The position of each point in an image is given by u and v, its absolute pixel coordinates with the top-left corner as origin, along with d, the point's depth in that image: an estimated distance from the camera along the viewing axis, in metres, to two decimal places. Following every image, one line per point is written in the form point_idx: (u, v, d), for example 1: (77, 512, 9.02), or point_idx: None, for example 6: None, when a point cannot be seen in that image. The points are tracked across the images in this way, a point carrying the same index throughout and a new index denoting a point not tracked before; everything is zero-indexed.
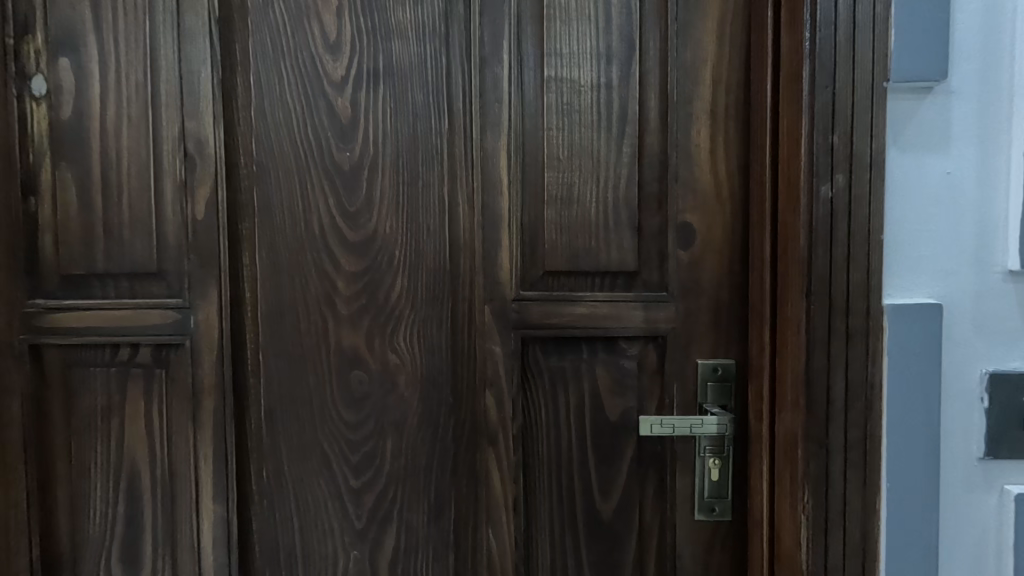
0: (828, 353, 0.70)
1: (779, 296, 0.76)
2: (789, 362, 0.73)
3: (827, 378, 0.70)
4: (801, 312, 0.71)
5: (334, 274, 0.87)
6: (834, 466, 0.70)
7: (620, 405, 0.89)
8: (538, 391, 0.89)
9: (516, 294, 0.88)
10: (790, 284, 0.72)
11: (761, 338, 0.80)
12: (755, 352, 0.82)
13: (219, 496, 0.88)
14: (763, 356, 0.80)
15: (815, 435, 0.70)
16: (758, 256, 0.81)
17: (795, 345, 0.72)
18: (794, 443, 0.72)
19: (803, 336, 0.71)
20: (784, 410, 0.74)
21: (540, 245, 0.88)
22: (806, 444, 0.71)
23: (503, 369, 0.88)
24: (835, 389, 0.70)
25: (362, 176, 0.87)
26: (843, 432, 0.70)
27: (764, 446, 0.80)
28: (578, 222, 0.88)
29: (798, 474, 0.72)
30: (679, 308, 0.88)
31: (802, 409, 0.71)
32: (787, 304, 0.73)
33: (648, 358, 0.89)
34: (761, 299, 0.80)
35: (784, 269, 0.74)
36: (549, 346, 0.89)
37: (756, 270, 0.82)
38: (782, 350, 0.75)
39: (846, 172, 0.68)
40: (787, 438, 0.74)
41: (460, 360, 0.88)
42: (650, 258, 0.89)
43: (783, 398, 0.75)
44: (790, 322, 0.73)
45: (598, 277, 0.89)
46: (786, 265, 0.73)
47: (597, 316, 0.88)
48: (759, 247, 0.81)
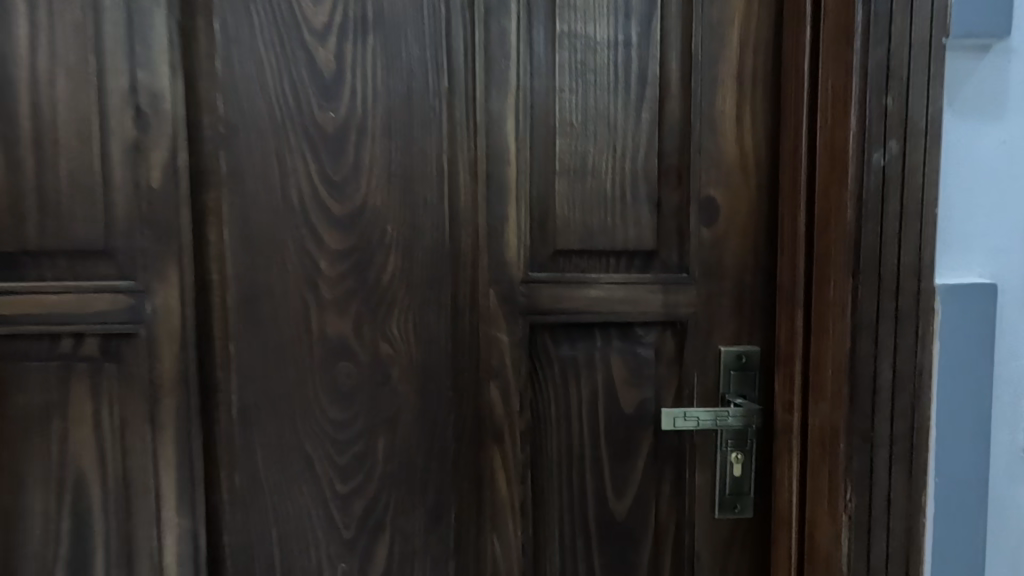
0: (875, 338, 0.64)
1: (816, 277, 0.69)
2: (829, 348, 0.67)
3: (873, 365, 0.64)
4: (847, 293, 0.64)
5: (315, 252, 0.76)
6: (879, 460, 0.65)
7: (635, 397, 0.82)
8: (547, 383, 0.81)
9: (524, 276, 0.79)
10: (833, 262, 0.66)
11: (791, 323, 0.74)
12: (783, 338, 0.76)
13: (184, 506, 0.76)
14: (794, 342, 0.73)
15: (859, 427, 0.65)
16: (789, 233, 0.74)
17: (838, 328, 0.66)
18: (834, 437, 0.66)
19: (848, 320, 0.64)
20: (822, 400, 0.68)
21: (551, 221, 0.79)
22: (849, 437, 0.65)
23: (509, 360, 0.79)
24: (882, 377, 0.64)
25: (349, 140, 0.76)
26: (889, 423, 0.65)
27: (794, 439, 0.74)
28: (592, 196, 0.79)
29: (839, 470, 0.66)
30: (700, 291, 0.81)
31: (845, 399, 0.65)
32: (827, 285, 0.67)
33: (666, 345, 0.82)
34: (793, 281, 0.73)
35: (824, 246, 0.67)
36: (559, 333, 0.81)
37: (785, 248, 0.75)
38: (819, 335, 0.69)
39: (900, 138, 0.62)
40: (824, 431, 0.68)
41: (461, 350, 0.79)
42: (670, 236, 0.81)
43: (820, 387, 0.69)
44: (831, 304, 0.66)
45: (614, 257, 0.80)
46: (827, 241, 0.67)
47: (613, 300, 0.80)
48: (791, 224, 0.74)
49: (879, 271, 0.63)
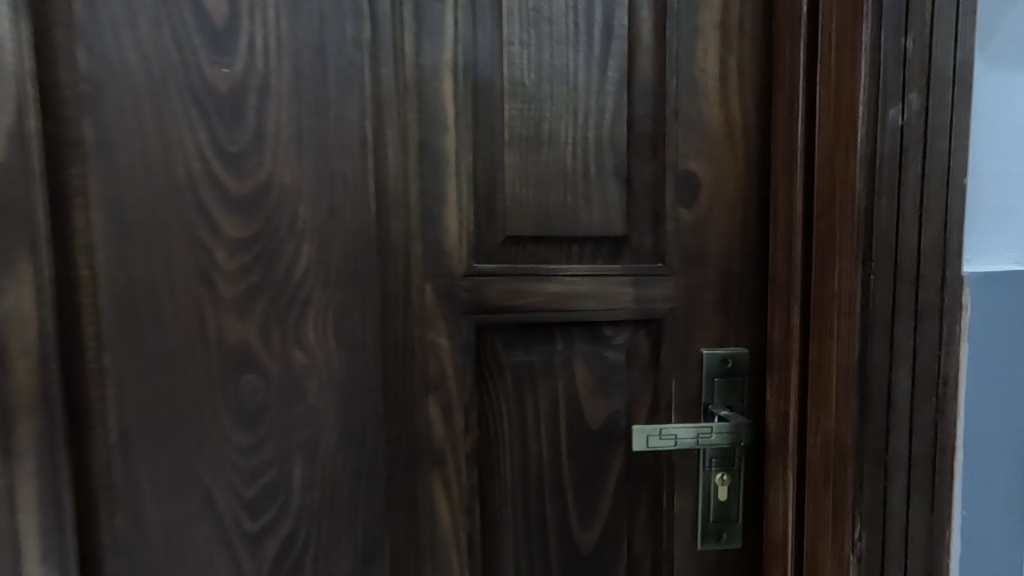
0: (890, 340, 0.52)
1: (816, 265, 0.57)
2: (833, 353, 0.54)
3: (888, 374, 0.52)
4: (856, 285, 0.52)
5: (209, 241, 0.62)
6: (895, 488, 0.53)
7: (603, 409, 0.70)
8: (498, 395, 0.68)
9: (467, 268, 0.65)
10: (838, 246, 0.53)
11: (786, 321, 0.62)
12: (776, 338, 0.64)
13: (49, 558, 0.61)
14: (790, 343, 0.61)
15: (871, 450, 0.53)
16: (783, 213, 0.61)
17: (844, 328, 0.53)
18: (839, 461, 0.54)
19: (858, 318, 0.52)
20: (823, 416, 0.56)
21: (499, 202, 0.66)
22: (859, 462, 0.53)
23: (450, 369, 0.66)
24: (899, 388, 0.52)
25: (247, 102, 0.61)
26: (906, 444, 0.53)
27: (790, 459, 0.61)
28: (549, 171, 0.66)
29: (845, 502, 0.54)
30: (679, 284, 0.68)
31: (854, 415, 0.52)
32: (830, 275, 0.54)
33: (639, 348, 0.70)
34: (788, 270, 0.61)
35: (826, 227, 0.55)
36: (512, 336, 0.68)
37: (778, 230, 0.62)
38: (819, 336, 0.56)
39: (921, 89, 0.50)
40: (826, 452, 0.56)
41: (393, 357, 0.66)
42: (642, 219, 0.68)
43: (821, 400, 0.56)
44: (835, 298, 0.54)
45: (575, 245, 0.67)
46: (830, 221, 0.54)
47: (575, 296, 0.67)
48: (785, 201, 0.61)
49: (895, 256, 0.51)
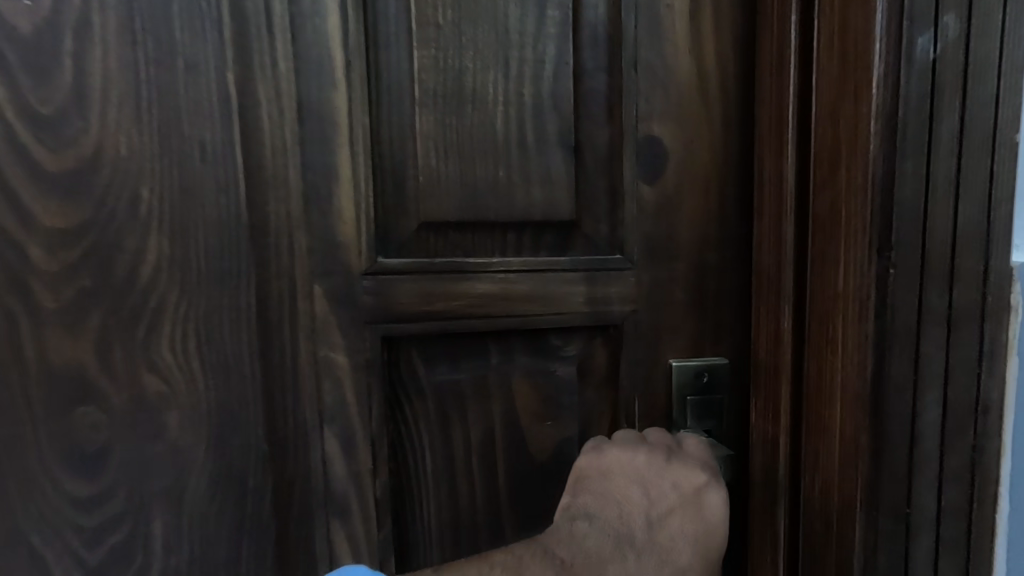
0: (915, 356, 0.40)
1: (812, 255, 0.44)
2: (837, 371, 0.42)
3: (911, 399, 0.40)
4: (868, 283, 0.39)
5: (18, 233, 0.46)
6: (920, 545, 0.42)
7: (550, 437, 0.56)
8: (417, 423, 0.54)
9: (369, 263, 0.51)
10: (844, 231, 0.40)
11: (773, 327, 0.48)
12: (760, 349, 0.50)
13: None
14: (778, 356, 0.47)
15: (887, 498, 0.41)
16: (768, 188, 0.47)
17: (853, 340, 0.40)
18: (845, 512, 0.42)
19: (870, 326, 0.39)
20: (824, 451, 0.43)
21: (410, 179, 0.51)
22: (872, 513, 0.41)
23: (352, 393, 0.52)
24: (925, 417, 0.40)
25: (61, 45, 0.45)
26: (934, 489, 0.41)
27: (779, 504, 0.48)
28: (474, 139, 0.52)
29: (854, 567, 0.42)
30: (642, 281, 0.54)
31: (865, 454, 0.40)
32: (833, 269, 0.41)
33: (593, 360, 0.56)
34: (775, 262, 0.47)
35: (827, 205, 0.42)
36: (431, 350, 0.54)
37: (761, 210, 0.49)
38: (817, 348, 0.44)
39: (960, 12, 0.37)
40: (828, 499, 0.43)
41: (278, 379, 0.51)
42: (595, 199, 0.54)
43: (820, 430, 0.44)
44: (840, 300, 0.41)
45: (511, 233, 0.53)
46: (833, 197, 0.41)
47: (510, 298, 0.53)
48: (771, 171, 0.47)
49: (922, 246, 0.39)
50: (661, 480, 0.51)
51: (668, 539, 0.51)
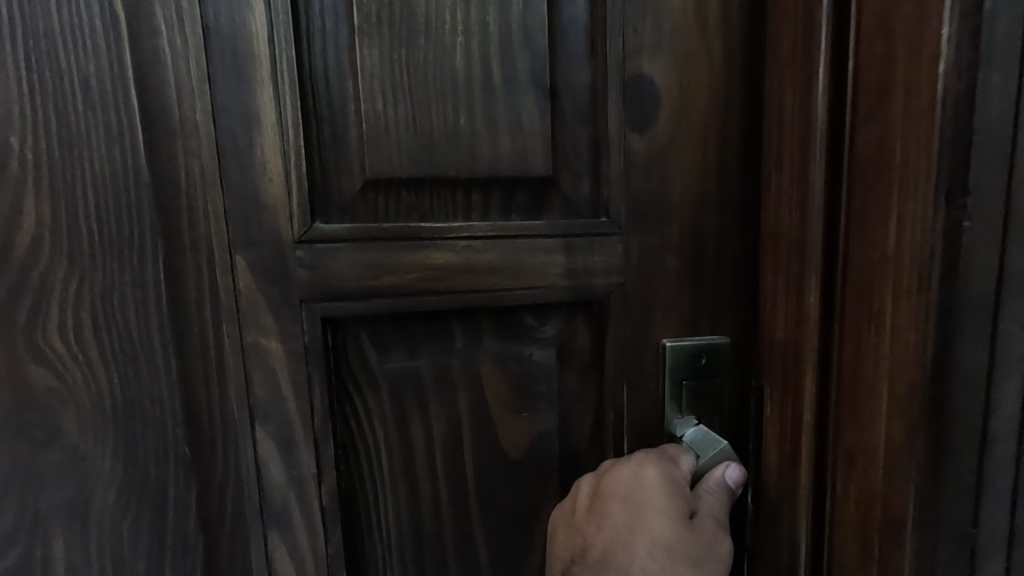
0: (989, 323, 0.35)
1: (851, 215, 0.39)
2: (885, 351, 0.37)
3: (985, 392, 0.36)
4: (933, 244, 0.34)
5: None
6: (988, 534, 0.37)
7: (524, 430, 0.49)
8: (368, 417, 0.46)
9: (304, 230, 0.42)
10: (898, 177, 0.35)
11: (796, 302, 0.43)
12: (779, 326, 0.45)
13: None
14: (802, 335, 0.42)
15: (950, 517, 0.37)
16: (796, 141, 0.41)
17: (909, 314, 0.35)
18: (891, 531, 0.38)
19: (934, 297, 0.34)
20: (866, 451, 0.39)
21: (352, 127, 0.42)
22: (925, 533, 0.37)
23: (287, 386, 0.44)
24: (1004, 392, 0.36)
25: None
26: (1010, 471, 0.37)
27: (800, 509, 0.44)
28: (429, 77, 0.43)
29: (906, 559, 0.37)
30: (630, 249, 0.47)
31: (924, 453, 0.36)
32: (882, 231, 0.37)
33: (574, 340, 0.49)
34: (800, 227, 0.41)
35: (877, 150, 0.37)
36: (384, 333, 0.46)
37: (777, 166, 0.43)
38: (856, 318, 0.39)
39: None
40: (868, 509, 0.39)
41: (197, 369, 0.43)
42: (576, 153, 0.46)
43: (858, 420, 0.39)
44: (889, 266, 0.36)
45: (476, 193, 0.45)
46: (884, 131, 0.36)
47: (477, 271, 0.45)
48: (791, 118, 0.42)
49: (1002, 211, 0.34)
50: (633, 546, 0.42)
51: None
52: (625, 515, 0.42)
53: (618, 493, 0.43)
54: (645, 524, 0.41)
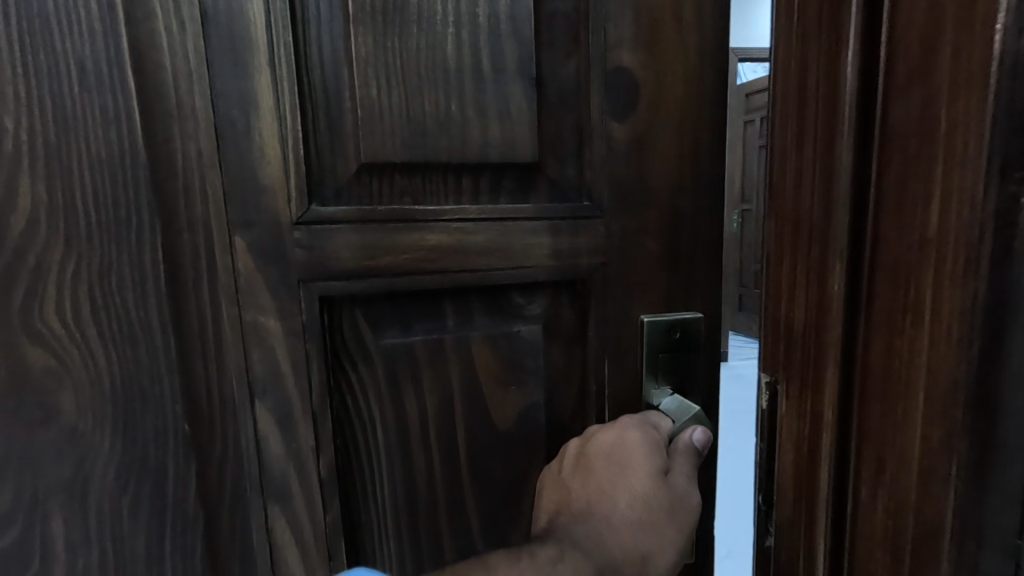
0: None
1: (879, 191, 0.31)
2: (921, 345, 0.29)
3: None
4: (982, 221, 0.26)
5: None
6: None
7: (513, 402, 0.52)
8: (365, 392, 0.48)
9: (301, 212, 0.43)
10: (942, 149, 0.27)
11: (815, 290, 0.35)
12: (793, 322, 0.37)
13: None
14: (823, 327, 0.34)
15: (992, 511, 0.29)
16: (815, 100, 0.33)
17: (950, 302, 0.28)
18: (929, 535, 0.30)
19: (979, 294, 0.27)
20: (898, 448, 0.31)
21: (347, 114, 0.44)
22: (967, 536, 0.29)
23: (285, 363, 0.45)
24: None
25: None
26: None
27: (820, 525, 0.36)
28: (421, 65, 0.44)
29: None
30: (612, 230, 0.50)
31: (966, 459, 0.29)
32: (919, 211, 0.29)
33: (559, 317, 0.52)
34: (824, 203, 0.33)
35: (917, 116, 0.28)
36: (379, 311, 0.48)
37: (790, 128, 0.35)
38: (884, 323, 0.31)
39: None
40: (901, 515, 0.31)
41: (197, 348, 0.44)
42: (561, 140, 0.48)
43: (888, 421, 0.31)
44: (930, 249, 0.28)
45: (467, 178, 0.47)
46: (924, 100, 0.28)
47: (468, 252, 0.47)
48: (811, 79, 0.34)
49: None
50: (613, 505, 0.43)
51: (640, 554, 0.42)
52: (606, 472, 0.44)
53: (603, 451, 0.45)
54: (630, 476, 0.43)
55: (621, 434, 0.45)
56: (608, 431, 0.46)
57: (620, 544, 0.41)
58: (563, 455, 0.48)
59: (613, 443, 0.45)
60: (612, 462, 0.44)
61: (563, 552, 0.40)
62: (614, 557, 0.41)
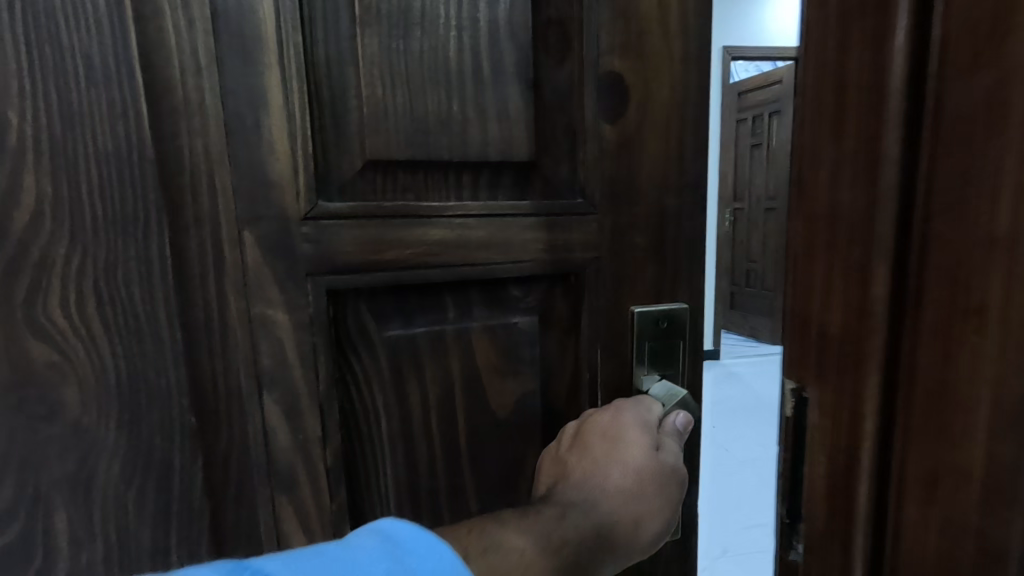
0: None
1: (935, 148, 0.22)
2: (979, 388, 0.21)
3: None
4: None
5: None
6: None
7: (510, 390, 0.54)
8: (369, 382, 0.50)
9: (309, 207, 0.44)
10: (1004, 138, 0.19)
11: (845, 291, 0.26)
12: (829, 329, 0.27)
13: None
14: (864, 383, 0.25)
15: None
16: (861, 49, 0.24)
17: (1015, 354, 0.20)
18: None
19: None
20: (945, 548, 0.23)
21: (354, 112, 0.45)
22: None
23: (293, 354, 0.46)
24: None
25: None
26: None
27: None
28: (425, 67, 0.46)
29: None
30: (604, 226, 0.53)
31: None
32: (975, 227, 0.20)
33: (554, 308, 0.54)
34: (865, 183, 0.24)
35: (970, 92, 0.20)
36: (383, 304, 0.49)
37: (813, 117, 0.26)
38: (935, 376, 0.22)
39: None
40: None
41: (203, 341, 0.44)
42: (556, 140, 0.51)
43: (937, 488, 0.23)
44: (987, 277, 0.20)
45: (469, 175, 0.49)
46: (985, 68, 0.20)
47: (469, 246, 0.49)
48: (868, 41, 0.24)
49: None
50: (607, 476, 0.45)
51: (630, 524, 0.44)
52: (601, 446, 0.46)
53: (597, 429, 0.48)
54: (625, 450, 0.46)
55: (618, 415, 0.48)
56: (606, 413, 0.49)
57: (612, 513, 0.43)
58: (561, 435, 0.50)
59: (611, 422, 0.48)
60: (608, 438, 0.47)
61: (567, 513, 0.42)
62: (609, 523, 0.43)
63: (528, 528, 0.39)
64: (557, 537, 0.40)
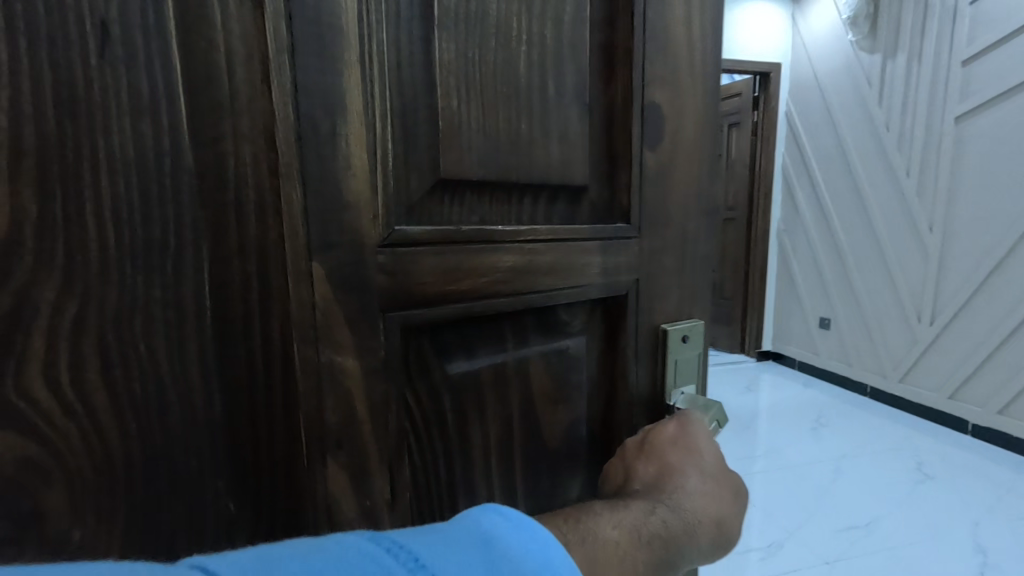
0: None
1: None
2: None
3: None
4: None
5: None
6: None
7: (561, 417, 0.53)
8: (433, 428, 0.44)
9: (387, 233, 0.38)
10: None
11: None
12: None
13: None
14: None
15: None
16: None
17: None
18: None
19: None
20: None
21: (427, 125, 0.40)
22: None
23: (361, 406, 0.39)
24: None
25: None
26: None
27: None
28: (499, 81, 0.43)
29: None
30: (644, 248, 0.54)
31: None
32: None
33: (596, 330, 0.55)
34: None
35: None
36: (450, 338, 0.44)
37: None
38: None
39: None
40: None
41: (252, 400, 0.35)
42: (603, 165, 0.52)
43: None
44: None
45: (533, 198, 0.47)
46: None
47: (536, 271, 0.47)
48: None
49: None
50: (685, 477, 0.47)
51: (711, 521, 0.45)
52: (672, 452, 0.49)
53: (665, 438, 0.51)
54: (697, 456, 0.49)
55: (681, 425, 0.52)
56: (669, 424, 0.53)
57: (694, 508, 0.45)
58: (626, 449, 0.52)
59: (677, 432, 0.51)
60: (677, 445, 0.50)
61: (655, 509, 0.43)
62: (693, 518, 0.44)
63: (621, 521, 0.39)
64: (648, 531, 0.40)
